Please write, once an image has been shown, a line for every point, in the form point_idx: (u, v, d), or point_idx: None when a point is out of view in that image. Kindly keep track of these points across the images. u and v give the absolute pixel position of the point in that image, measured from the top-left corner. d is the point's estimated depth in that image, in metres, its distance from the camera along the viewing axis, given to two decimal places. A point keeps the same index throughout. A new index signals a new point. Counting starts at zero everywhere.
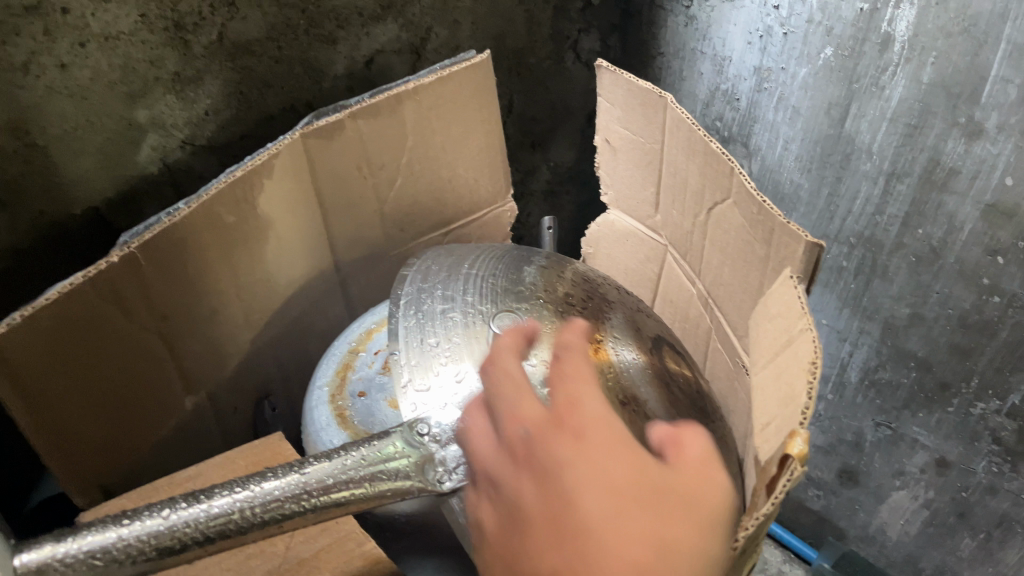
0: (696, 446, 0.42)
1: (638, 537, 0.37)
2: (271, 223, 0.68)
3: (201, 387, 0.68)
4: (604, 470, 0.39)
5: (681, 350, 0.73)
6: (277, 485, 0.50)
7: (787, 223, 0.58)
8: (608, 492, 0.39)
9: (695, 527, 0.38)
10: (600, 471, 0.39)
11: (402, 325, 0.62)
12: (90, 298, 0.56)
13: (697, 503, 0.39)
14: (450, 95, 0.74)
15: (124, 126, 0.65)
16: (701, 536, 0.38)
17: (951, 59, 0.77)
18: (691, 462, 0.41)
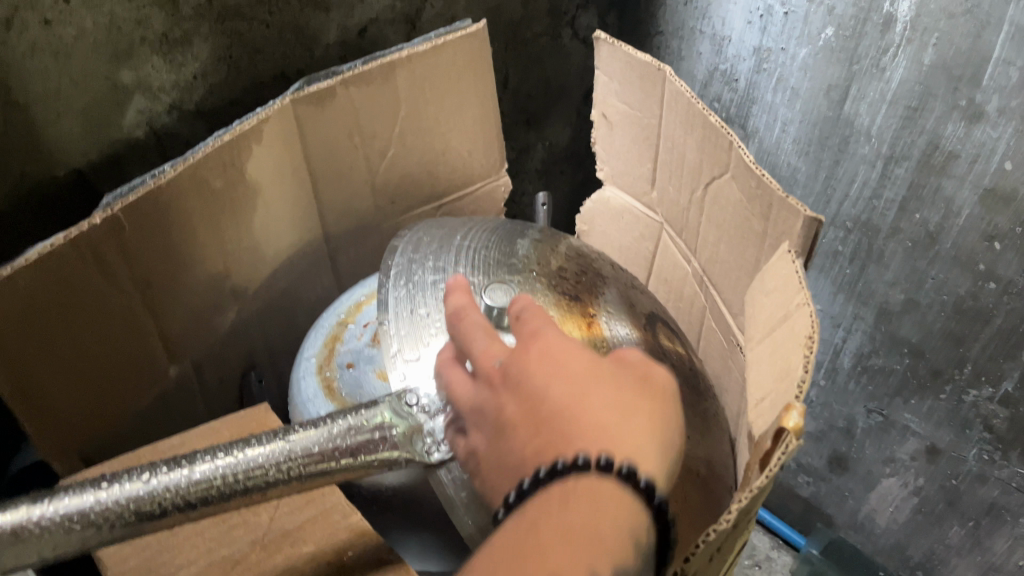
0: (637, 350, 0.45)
1: (609, 418, 0.39)
2: (260, 190, 0.66)
3: (185, 355, 0.66)
4: (574, 371, 0.41)
5: (675, 328, 0.72)
6: (261, 452, 0.49)
7: (785, 198, 0.57)
8: (578, 386, 0.40)
9: (650, 406, 0.41)
10: (570, 372, 0.41)
11: (392, 295, 0.60)
12: (71, 261, 0.54)
13: (648, 391, 0.42)
14: (445, 65, 0.73)
15: (109, 88, 0.64)
16: (658, 414, 0.41)
17: (954, 40, 0.76)
18: (639, 360, 0.44)
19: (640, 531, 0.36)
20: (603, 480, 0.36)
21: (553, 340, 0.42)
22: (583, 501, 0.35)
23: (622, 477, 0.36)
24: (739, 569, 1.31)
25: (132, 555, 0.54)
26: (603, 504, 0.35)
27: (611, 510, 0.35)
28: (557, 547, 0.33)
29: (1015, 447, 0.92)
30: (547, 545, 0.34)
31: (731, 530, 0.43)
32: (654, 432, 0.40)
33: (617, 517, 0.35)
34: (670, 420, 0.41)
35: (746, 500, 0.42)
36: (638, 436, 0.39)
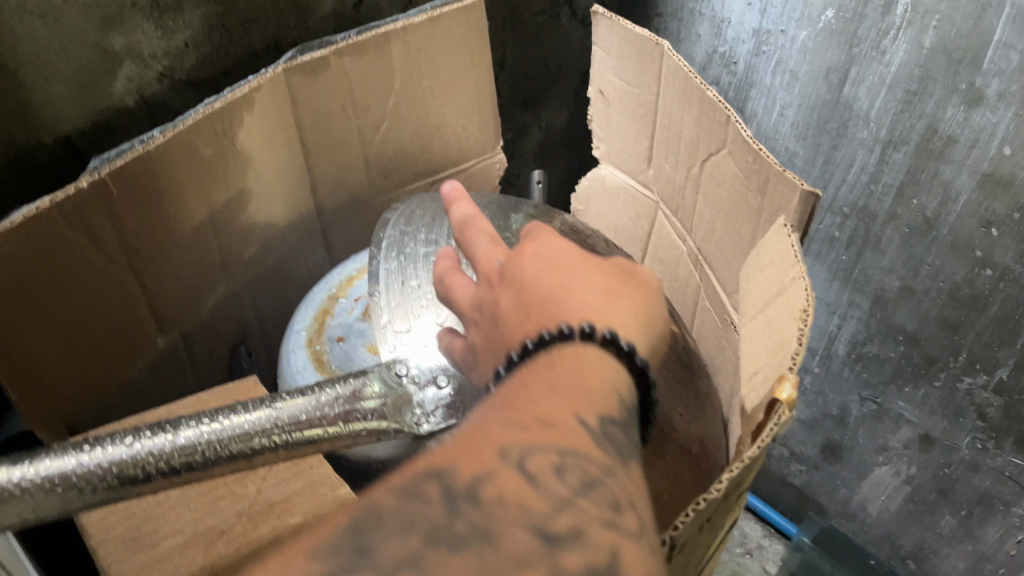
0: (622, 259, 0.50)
1: (593, 300, 0.44)
2: (251, 160, 0.65)
3: (174, 327, 0.66)
4: (565, 268, 0.46)
5: (669, 306, 0.71)
6: (246, 420, 0.48)
7: (782, 171, 0.56)
8: (565, 277, 0.45)
9: (632, 296, 0.46)
10: (560, 269, 0.46)
11: (383, 267, 0.60)
12: (58, 225, 0.53)
13: (631, 285, 0.47)
14: (440, 38, 0.72)
15: (99, 53, 0.63)
16: (639, 303, 0.46)
17: (954, 23, 0.76)
18: (626, 265, 0.49)
19: (620, 387, 0.41)
20: (585, 346, 0.41)
21: (546, 245, 0.48)
22: (568, 363, 0.40)
23: (603, 343, 0.41)
24: (729, 556, 1.31)
25: (117, 525, 0.53)
26: (587, 365, 0.40)
27: (594, 370, 0.40)
28: (543, 396, 0.38)
29: (1008, 436, 0.92)
30: (536, 393, 0.38)
31: (722, 500, 0.43)
32: (635, 314, 0.45)
33: (598, 376, 0.40)
34: (651, 309, 0.46)
35: (738, 469, 0.42)
36: (620, 317, 0.44)
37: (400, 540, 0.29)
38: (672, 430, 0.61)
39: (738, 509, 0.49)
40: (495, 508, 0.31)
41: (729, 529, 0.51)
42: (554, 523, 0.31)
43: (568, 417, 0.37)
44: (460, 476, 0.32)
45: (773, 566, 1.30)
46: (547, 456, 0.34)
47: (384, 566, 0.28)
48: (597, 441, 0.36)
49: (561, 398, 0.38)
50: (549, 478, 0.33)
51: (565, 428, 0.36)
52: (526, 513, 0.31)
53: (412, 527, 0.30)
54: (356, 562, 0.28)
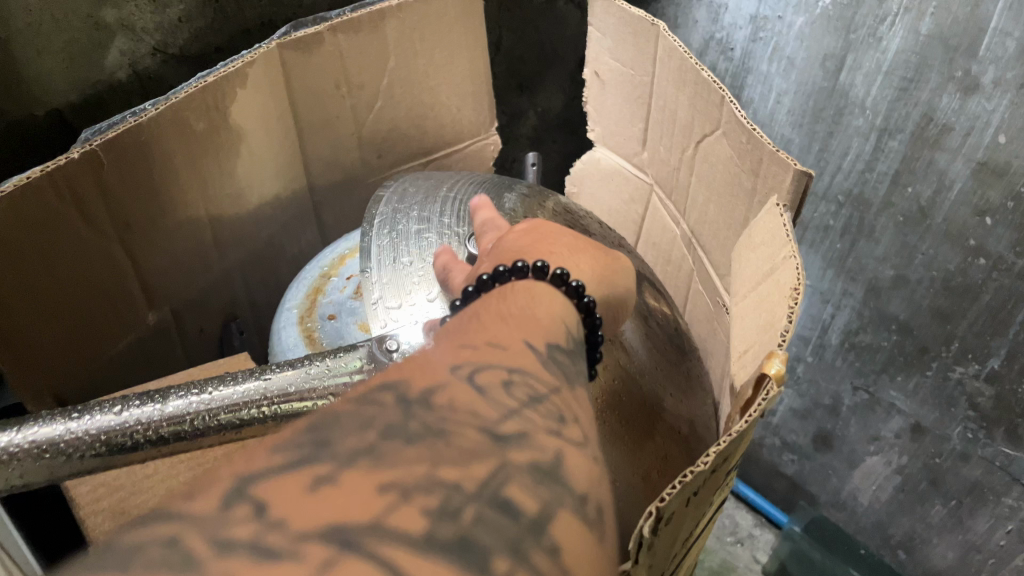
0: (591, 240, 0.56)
1: (554, 255, 0.50)
2: (243, 135, 0.65)
3: (164, 303, 0.66)
4: (541, 236, 0.52)
5: (661, 288, 0.71)
6: (235, 391, 0.48)
7: (775, 151, 0.56)
8: (533, 238, 0.52)
9: (592, 257, 0.52)
10: (535, 236, 0.52)
11: (375, 244, 0.59)
12: (48, 196, 0.53)
13: (593, 250, 0.53)
14: (436, 17, 0.72)
15: (91, 26, 0.62)
16: (597, 263, 0.52)
17: (951, 9, 0.76)
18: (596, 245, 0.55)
19: (568, 317, 0.45)
20: (538, 282, 0.46)
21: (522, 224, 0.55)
22: (524, 295, 0.45)
23: (555, 281, 0.47)
24: (720, 544, 1.31)
25: (105, 498, 0.53)
26: (536, 297, 0.45)
27: (545, 302, 0.45)
28: (492, 313, 0.42)
29: (999, 425, 0.92)
30: (491, 315, 0.42)
31: (709, 475, 0.43)
32: (590, 268, 0.51)
33: (548, 307, 0.44)
34: (612, 274, 0.52)
35: (725, 443, 0.42)
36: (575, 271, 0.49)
37: (357, 435, 0.29)
38: (663, 410, 0.61)
39: (726, 486, 0.49)
40: (448, 414, 0.31)
41: (718, 505, 0.51)
42: (502, 428, 0.32)
43: (518, 339, 0.39)
44: (415, 388, 0.33)
45: (763, 556, 1.30)
46: (496, 372, 0.35)
47: (343, 454, 0.28)
48: (544, 360, 0.39)
49: (511, 319, 0.41)
50: (497, 391, 0.34)
51: (514, 348, 0.38)
52: (476, 418, 0.32)
53: (369, 424, 0.30)
54: (315, 452, 0.27)
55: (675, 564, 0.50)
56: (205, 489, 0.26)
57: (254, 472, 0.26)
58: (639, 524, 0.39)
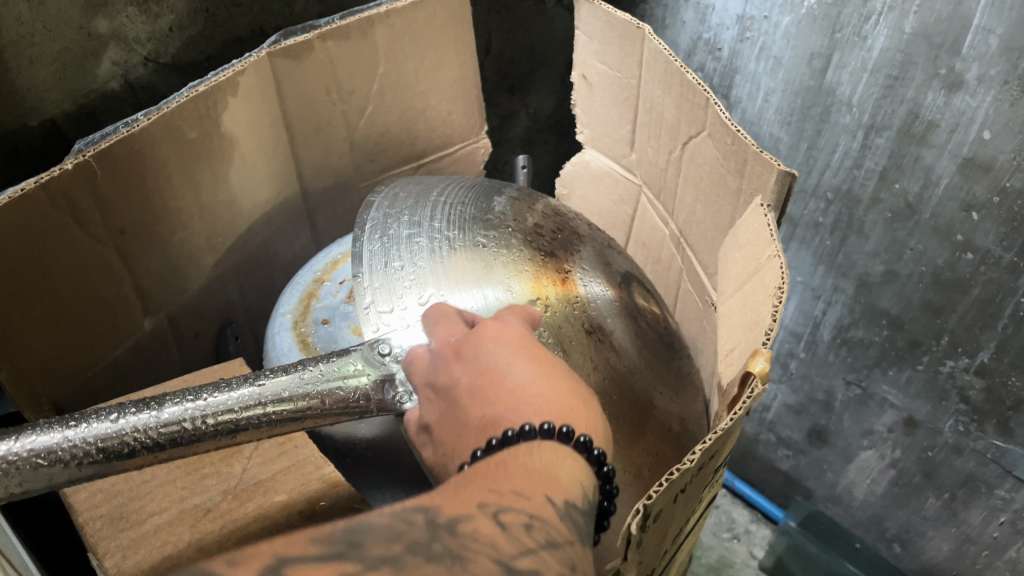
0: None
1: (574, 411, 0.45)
2: (235, 142, 0.66)
3: (160, 308, 0.66)
4: (530, 357, 0.47)
5: (650, 288, 0.72)
6: (230, 397, 0.49)
7: (759, 152, 0.57)
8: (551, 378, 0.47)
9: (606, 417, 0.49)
10: (521, 355, 0.47)
11: (367, 249, 0.60)
12: (44, 206, 0.54)
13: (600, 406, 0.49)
14: (424, 24, 0.73)
15: (83, 36, 0.63)
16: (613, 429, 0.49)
17: (935, 8, 0.77)
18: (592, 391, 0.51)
19: (590, 488, 0.42)
20: (563, 448, 0.42)
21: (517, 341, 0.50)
22: (556, 452, 0.42)
23: (579, 447, 0.43)
24: (717, 540, 1.32)
25: (105, 504, 0.54)
26: (563, 459, 0.42)
27: (574, 467, 0.42)
28: (519, 473, 0.40)
29: (990, 418, 0.93)
30: (513, 471, 0.40)
31: (696, 472, 0.44)
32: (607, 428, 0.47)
33: (576, 470, 0.42)
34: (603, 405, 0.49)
35: (711, 441, 0.43)
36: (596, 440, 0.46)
37: (386, 545, 0.34)
38: (654, 408, 0.62)
39: (715, 483, 0.50)
40: (468, 542, 0.35)
41: (708, 501, 0.52)
42: (515, 564, 0.35)
43: (539, 492, 0.39)
44: (443, 513, 0.37)
45: (760, 551, 1.31)
46: (518, 514, 0.37)
47: (370, 558, 0.34)
48: (564, 518, 0.39)
49: (535, 480, 0.40)
50: (517, 530, 0.36)
51: (536, 501, 0.38)
52: (494, 550, 0.35)
53: (398, 537, 0.35)
54: (346, 550, 0.34)
55: (666, 559, 0.51)
56: (252, 560, 0.33)
57: (290, 556, 0.33)
58: (627, 521, 0.41)
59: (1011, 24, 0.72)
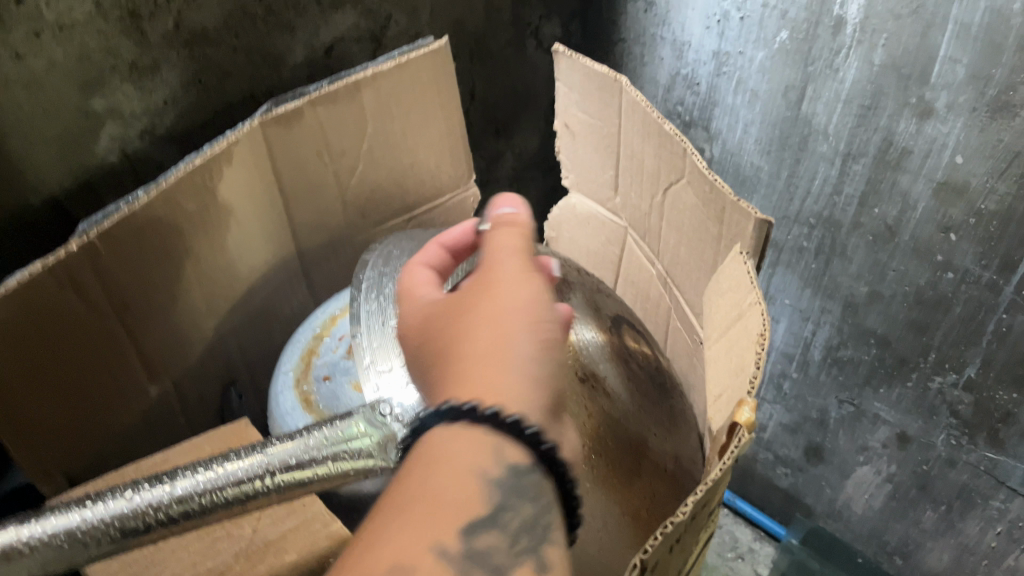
0: (522, 261, 0.47)
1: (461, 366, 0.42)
2: (232, 210, 0.68)
3: (165, 374, 0.68)
4: (421, 344, 0.46)
5: (640, 329, 0.74)
6: (239, 467, 0.51)
7: (737, 200, 0.59)
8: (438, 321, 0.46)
9: (530, 328, 0.42)
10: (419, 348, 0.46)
11: (364, 308, 0.62)
12: (51, 289, 0.56)
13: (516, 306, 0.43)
14: (408, 82, 0.75)
15: (80, 116, 0.65)
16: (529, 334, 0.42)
17: (902, 40, 0.78)
18: (526, 278, 0.45)
19: (475, 457, 0.36)
20: (431, 433, 0.38)
21: (415, 295, 0.50)
22: (439, 461, 0.36)
23: (438, 417, 0.38)
24: (721, 561, 1.33)
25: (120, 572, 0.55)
26: (440, 465, 0.36)
27: (464, 454, 0.37)
28: (396, 528, 0.33)
29: (981, 431, 0.95)
30: (389, 526, 0.33)
31: (690, 521, 0.46)
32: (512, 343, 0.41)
33: (464, 458, 0.36)
34: (503, 308, 0.43)
35: (702, 492, 0.45)
36: (515, 372, 0.40)
37: None
38: (648, 449, 0.64)
39: (711, 523, 0.52)
40: None
41: (706, 540, 0.53)
42: None
43: (430, 550, 0.33)
44: None
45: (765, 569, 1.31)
46: None
47: None
48: (466, 567, 0.33)
49: (417, 518, 0.34)
50: None
51: (427, 567, 0.32)
52: None
53: None
54: None
55: None
56: None
57: None
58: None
59: (977, 53, 0.74)
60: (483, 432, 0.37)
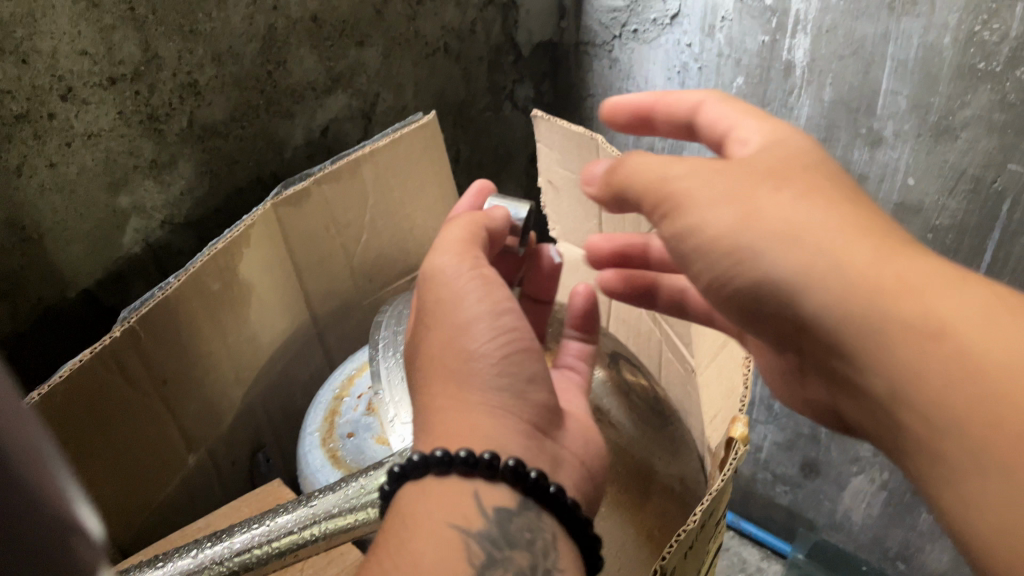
0: (477, 282, 0.53)
1: (443, 417, 0.50)
2: (252, 286, 0.74)
3: (201, 445, 0.73)
4: (435, 386, 0.52)
5: (637, 362, 0.79)
6: (289, 518, 0.58)
7: None
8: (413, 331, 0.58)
9: (485, 356, 0.51)
10: (434, 386, 0.52)
11: (384, 366, 0.68)
12: (99, 373, 0.61)
13: (460, 335, 0.51)
14: (403, 155, 0.82)
15: (108, 212, 0.72)
16: (480, 365, 0.51)
17: (846, 79, 0.81)
18: (466, 298, 0.52)
19: (457, 514, 0.46)
20: (417, 479, 0.48)
21: (431, 318, 0.54)
22: (423, 519, 0.46)
23: (419, 465, 0.48)
24: None
25: None
26: (421, 493, 0.47)
27: (443, 512, 0.46)
28: (398, 539, 0.45)
29: None
30: (391, 538, 0.46)
31: (699, 529, 0.52)
32: (467, 378, 0.50)
33: (442, 514, 0.46)
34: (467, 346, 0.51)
35: (708, 502, 0.51)
36: (480, 408, 0.50)
37: None
38: (655, 474, 0.69)
39: (719, 534, 0.58)
40: None
41: (717, 550, 0.59)
42: None
43: None
44: None
45: None
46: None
47: None
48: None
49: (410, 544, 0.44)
50: None
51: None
52: None
53: None
54: None
55: None
56: None
57: None
58: None
59: (916, 86, 0.77)
60: (460, 482, 0.47)
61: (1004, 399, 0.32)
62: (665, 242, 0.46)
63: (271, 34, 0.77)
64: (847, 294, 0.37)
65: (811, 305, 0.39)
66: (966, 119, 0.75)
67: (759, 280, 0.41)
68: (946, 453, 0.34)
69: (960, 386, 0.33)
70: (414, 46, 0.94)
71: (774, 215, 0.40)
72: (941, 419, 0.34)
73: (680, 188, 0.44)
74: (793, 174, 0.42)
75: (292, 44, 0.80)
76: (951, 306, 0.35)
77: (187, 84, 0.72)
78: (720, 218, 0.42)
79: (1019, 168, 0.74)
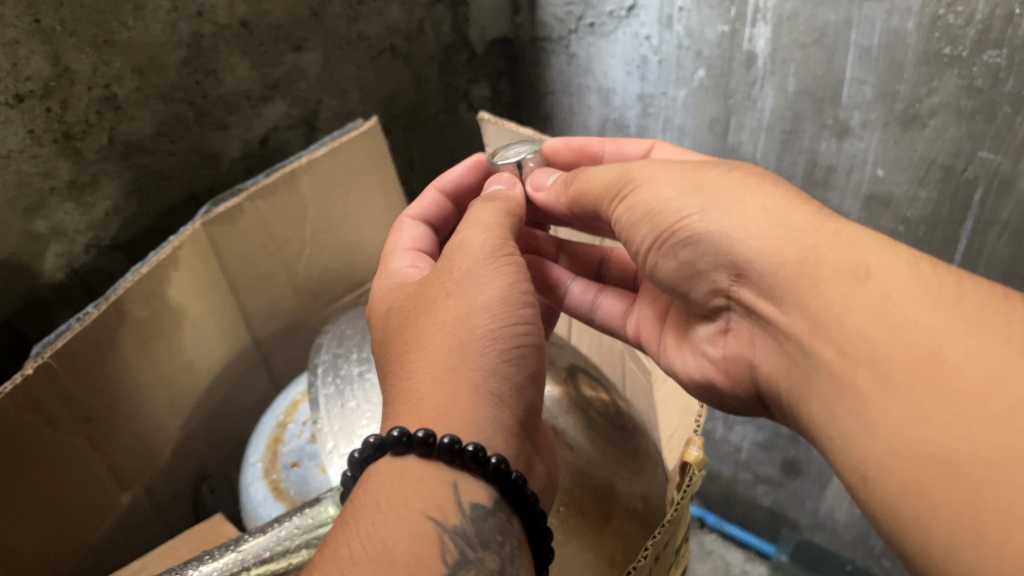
0: (494, 262, 0.50)
1: (423, 391, 0.45)
2: (184, 311, 0.70)
3: (134, 482, 0.69)
4: (432, 353, 0.46)
5: (597, 372, 0.75)
6: (215, 567, 0.54)
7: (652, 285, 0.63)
8: (402, 296, 0.52)
9: (492, 340, 0.46)
10: (426, 358, 0.46)
11: (323, 394, 0.64)
12: (12, 415, 0.56)
13: (471, 311, 0.47)
14: (344, 163, 0.78)
15: (25, 239, 0.68)
16: (488, 347, 0.46)
17: (810, 68, 0.74)
18: (484, 278, 0.49)
19: (434, 506, 0.41)
20: (395, 460, 0.42)
21: (439, 295, 0.49)
22: (392, 505, 0.40)
23: (400, 443, 0.42)
24: None
25: None
26: (395, 475, 0.42)
27: (418, 500, 0.40)
28: (367, 521, 0.39)
29: None
30: (359, 521, 0.40)
31: (654, 562, 0.48)
32: (471, 356, 0.45)
33: (418, 503, 0.40)
34: (478, 320, 0.47)
35: (660, 534, 0.47)
36: (472, 392, 0.44)
37: None
38: (616, 494, 0.63)
39: (681, 558, 0.54)
40: None
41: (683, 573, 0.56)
42: None
43: None
44: None
45: None
46: None
47: None
48: None
49: (381, 532, 0.39)
50: None
51: None
52: None
53: None
54: None
55: None
56: None
57: None
58: None
59: (882, 74, 0.70)
60: (440, 469, 0.42)
61: (916, 330, 0.36)
62: (621, 228, 0.52)
63: (199, 42, 0.73)
64: (791, 244, 0.42)
65: (743, 250, 0.44)
66: (933, 107, 0.69)
67: (710, 238, 0.46)
68: (853, 375, 0.38)
69: (877, 318, 0.38)
70: (358, 49, 0.90)
71: (724, 180, 0.47)
72: (852, 343, 0.38)
73: (639, 174, 0.50)
74: (747, 163, 0.48)
75: (222, 52, 0.75)
76: (879, 256, 0.40)
77: (106, 98, 0.68)
78: (672, 189, 0.48)
79: (991, 155, 0.68)
